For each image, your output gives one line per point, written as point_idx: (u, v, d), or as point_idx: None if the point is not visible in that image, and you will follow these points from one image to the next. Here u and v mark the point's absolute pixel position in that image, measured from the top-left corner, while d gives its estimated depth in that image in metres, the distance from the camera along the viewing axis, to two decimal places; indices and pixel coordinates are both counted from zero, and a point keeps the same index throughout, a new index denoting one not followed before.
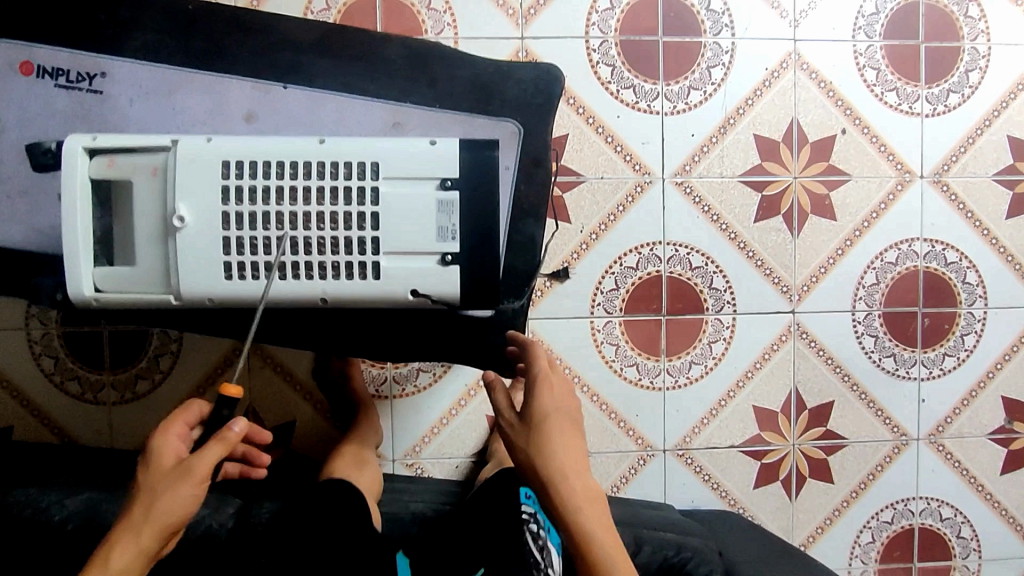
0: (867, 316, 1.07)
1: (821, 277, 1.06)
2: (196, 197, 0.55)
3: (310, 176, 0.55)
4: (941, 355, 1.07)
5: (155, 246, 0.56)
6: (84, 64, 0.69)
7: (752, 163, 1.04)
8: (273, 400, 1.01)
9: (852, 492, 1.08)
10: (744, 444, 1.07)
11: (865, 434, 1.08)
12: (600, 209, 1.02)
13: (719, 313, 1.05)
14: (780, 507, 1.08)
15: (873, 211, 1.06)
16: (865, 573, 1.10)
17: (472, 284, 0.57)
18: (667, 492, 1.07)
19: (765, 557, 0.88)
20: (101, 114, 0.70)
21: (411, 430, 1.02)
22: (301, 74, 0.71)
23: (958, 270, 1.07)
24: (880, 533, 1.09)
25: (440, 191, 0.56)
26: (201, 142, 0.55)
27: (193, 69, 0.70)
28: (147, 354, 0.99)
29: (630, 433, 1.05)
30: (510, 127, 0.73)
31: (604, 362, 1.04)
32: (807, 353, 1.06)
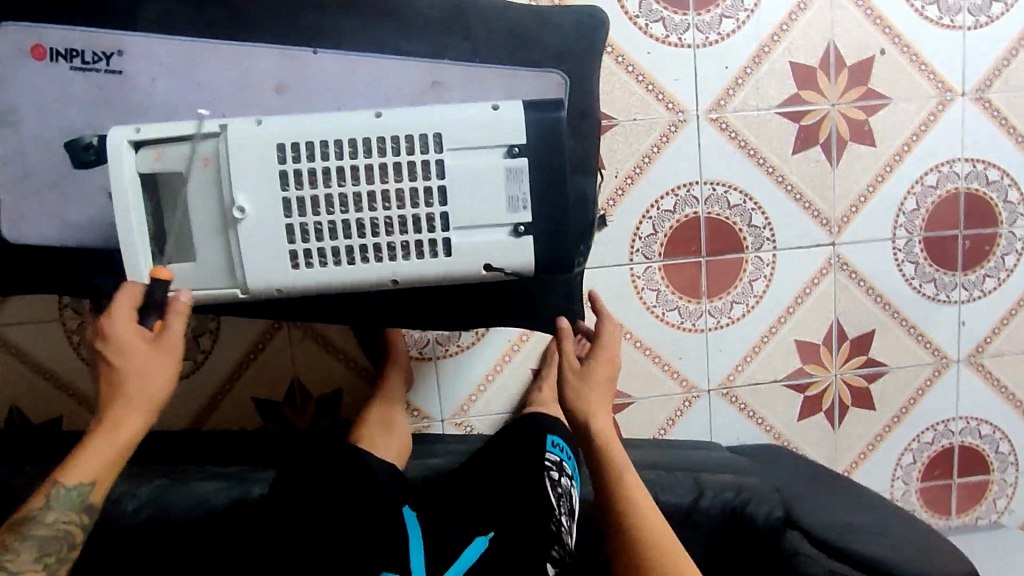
0: (907, 243, 1.05)
1: (861, 207, 1.04)
2: (254, 186, 0.52)
3: (371, 154, 0.52)
4: (982, 277, 1.07)
5: (215, 239, 0.53)
6: (98, 43, 0.65)
7: (789, 93, 1.00)
8: (317, 371, 1.00)
9: (894, 417, 1.10)
10: (787, 378, 1.08)
11: (906, 360, 1.08)
12: (634, 152, 0.99)
13: (758, 251, 1.04)
14: (823, 436, 1.10)
15: (913, 134, 1.03)
16: (906, 492, 1.13)
17: (545, 254, 0.56)
18: (713, 430, 1.09)
19: (817, 490, 0.90)
20: (124, 96, 0.66)
21: (457, 389, 1.03)
22: (331, 37, 0.67)
23: (999, 189, 1.05)
24: (922, 454, 1.11)
25: (508, 158, 0.53)
26: (251, 125, 0.52)
27: (216, 40, 0.66)
28: (186, 336, 0.98)
29: (674, 376, 1.05)
30: (554, 77, 0.69)
31: (645, 308, 1.03)
32: (848, 285, 1.06)
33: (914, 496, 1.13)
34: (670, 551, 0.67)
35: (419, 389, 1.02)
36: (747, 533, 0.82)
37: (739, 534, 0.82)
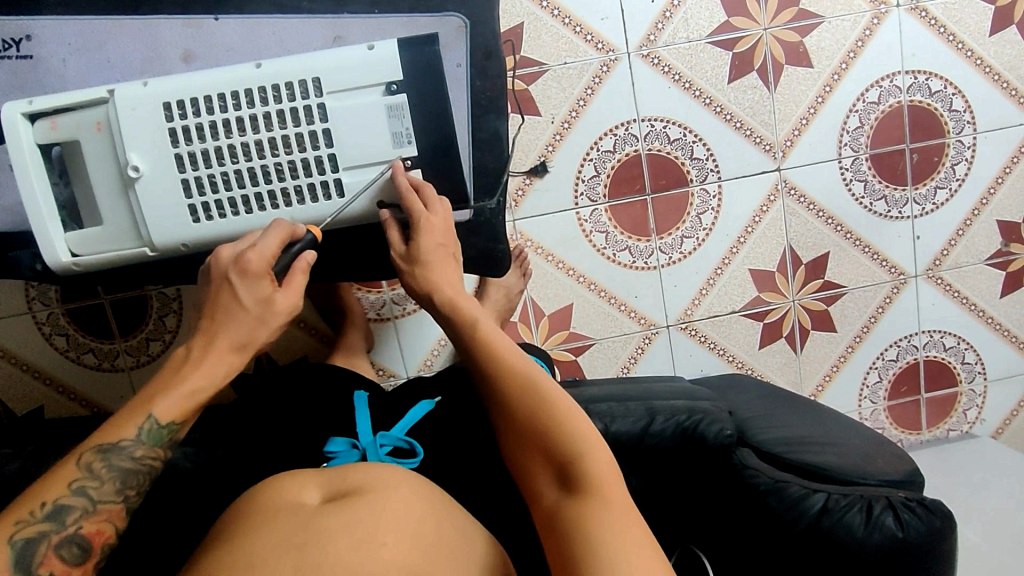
0: (854, 162, 1.05)
1: (804, 129, 1.04)
2: (146, 146, 0.54)
3: (254, 104, 0.55)
4: (933, 189, 1.07)
5: (118, 201, 0.56)
6: (6, 30, 0.67)
7: (719, 22, 1.00)
8: (280, 339, 1.03)
9: (856, 336, 1.11)
10: (745, 307, 1.08)
11: (863, 280, 1.09)
12: (569, 96, 1.00)
13: (704, 183, 1.04)
14: (787, 362, 1.11)
15: (850, 51, 1.02)
16: (875, 411, 1.14)
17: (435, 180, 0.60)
18: (676, 365, 1.10)
19: (772, 409, 0.91)
20: (38, 80, 0.68)
21: (419, 346, 1.05)
22: (230, 3, 0.69)
23: (944, 98, 1.04)
24: (887, 371, 1.13)
25: (387, 96, 0.56)
26: (137, 88, 0.55)
27: (119, 16, 0.68)
28: (151, 316, 1.01)
29: (632, 314, 1.07)
30: (455, 21, 0.70)
31: (596, 250, 1.04)
32: (797, 209, 1.06)
33: (884, 413, 1.14)
34: (586, 431, 0.56)
35: (382, 348, 1.04)
36: (699, 452, 0.78)
37: (692, 453, 0.78)
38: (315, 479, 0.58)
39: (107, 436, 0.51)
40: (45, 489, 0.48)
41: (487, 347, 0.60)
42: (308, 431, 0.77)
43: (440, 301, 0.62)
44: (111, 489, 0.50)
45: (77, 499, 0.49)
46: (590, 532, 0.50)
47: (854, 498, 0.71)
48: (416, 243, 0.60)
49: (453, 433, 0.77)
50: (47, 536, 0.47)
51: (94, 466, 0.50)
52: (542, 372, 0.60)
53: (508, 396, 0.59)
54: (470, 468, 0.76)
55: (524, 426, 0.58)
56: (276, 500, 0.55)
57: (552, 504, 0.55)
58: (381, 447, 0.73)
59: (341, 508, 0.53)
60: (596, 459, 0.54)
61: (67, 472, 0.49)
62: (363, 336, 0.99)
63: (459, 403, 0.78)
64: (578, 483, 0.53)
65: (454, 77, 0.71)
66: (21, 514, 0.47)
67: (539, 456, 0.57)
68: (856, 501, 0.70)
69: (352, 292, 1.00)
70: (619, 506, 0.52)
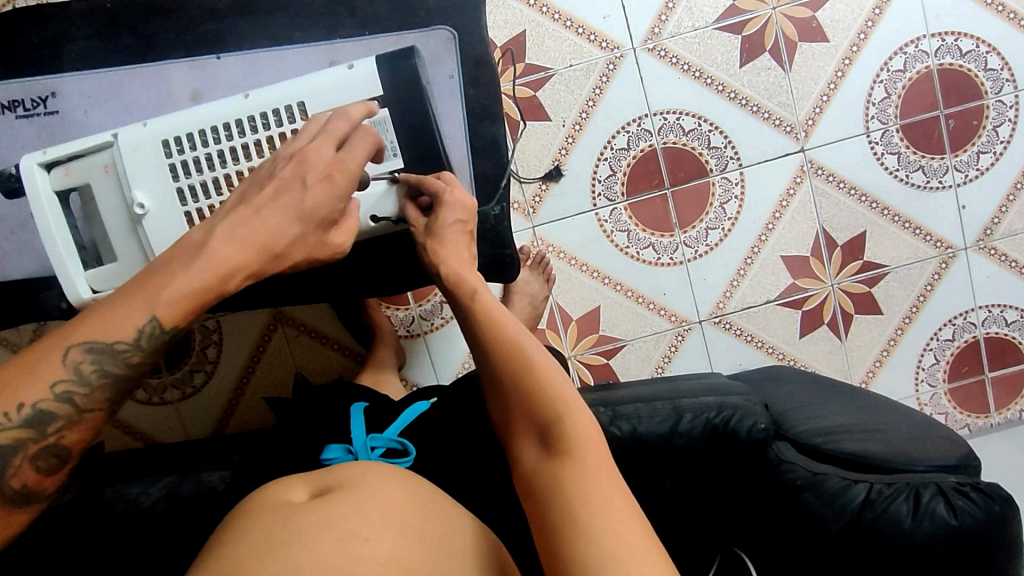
0: (885, 134, 1.00)
1: (826, 106, 1.00)
2: (149, 184, 0.59)
3: (245, 133, 0.60)
4: (975, 155, 1.01)
5: (129, 236, 0.61)
6: (34, 90, 0.72)
7: (725, 6, 0.98)
8: (314, 360, 1.05)
9: (905, 317, 1.05)
10: (781, 296, 1.04)
11: (907, 257, 1.03)
12: (577, 97, 0.99)
13: (724, 172, 1.01)
14: (831, 350, 1.06)
15: (868, 21, 0.98)
16: (935, 395, 1.07)
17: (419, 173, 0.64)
18: (713, 361, 1.07)
19: (812, 398, 0.87)
20: (65, 132, 0.73)
21: (450, 359, 1.05)
22: (230, 41, 0.72)
23: (977, 58, 0.98)
24: (944, 352, 1.06)
25: (370, 112, 0.61)
26: (138, 130, 0.60)
27: (132, 65, 0.72)
28: (194, 349, 1.04)
29: (661, 312, 1.04)
30: (443, 33, 0.71)
31: (618, 250, 1.03)
32: (827, 189, 1.02)
33: (945, 398, 1.07)
34: (573, 396, 0.54)
35: (413, 365, 1.05)
36: (731, 448, 0.75)
37: (722, 450, 0.75)
38: (304, 482, 0.58)
39: (97, 335, 0.48)
40: (22, 386, 0.45)
41: (481, 315, 0.59)
42: (307, 439, 0.77)
43: (446, 274, 0.63)
44: (99, 397, 0.48)
45: (60, 406, 0.47)
46: (572, 496, 0.47)
47: (899, 487, 0.67)
48: (438, 218, 0.63)
49: (450, 433, 0.77)
50: (23, 444, 0.46)
51: (81, 369, 0.47)
52: (531, 336, 0.58)
53: (494, 359, 0.56)
54: (476, 465, 0.75)
55: (508, 388, 0.55)
56: (263, 503, 0.54)
57: (533, 468, 0.52)
58: (373, 450, 0.73)
59: (327, 501, 0.52)
60: (578, 420, 0.52)
61: (48, 370, 0.46)
62: (393, 351, 1.00)
63: (455, 403, 0.78)
64: (558, 442, 0.51)
65: (447, 89, 0.72)
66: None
67: (523, 420, 0.55)
68: (902, 490, 0.66)
69: (380, 310, 1.02)
70: (601, 468, 0.49)
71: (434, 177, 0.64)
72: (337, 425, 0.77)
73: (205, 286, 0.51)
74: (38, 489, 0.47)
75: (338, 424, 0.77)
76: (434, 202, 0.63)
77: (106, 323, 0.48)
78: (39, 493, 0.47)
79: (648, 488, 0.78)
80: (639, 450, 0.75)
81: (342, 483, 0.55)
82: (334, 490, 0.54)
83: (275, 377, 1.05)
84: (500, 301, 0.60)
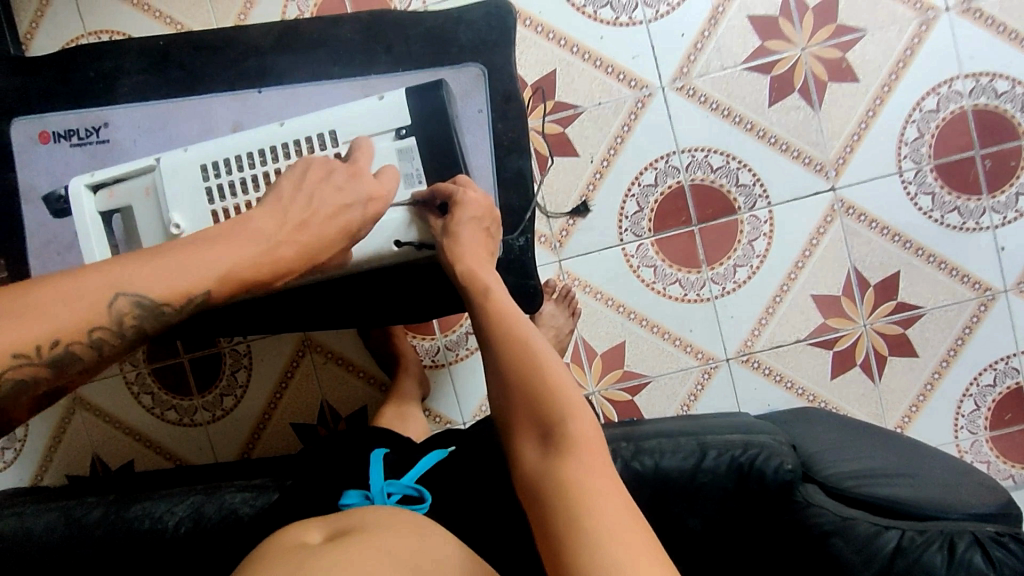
0: (918, 174, 0.99)
1: (856, 145, 0.99)
2: (186, 207, 0.62)
3: (279, 158, 0.62)
4: (1013, 196, 0.98)
5: None
6: (88, 120, 0.77)
7: (753, 47, 0.99)
8: (341, 389, 1.07)
9: (943, 361, 1.02)
10: (811, 336, 1.02)
11: (943, 299, 1.01)
12: (606, 134, 1.01)
13: (752, 210, 1.01)
14: (865, 393, 1.03)
15: (899, 61, 0.98)
16: (976, 444, 1.03)
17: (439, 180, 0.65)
18: (740, 401, 1.04)
19: (841, 441, 0.84)
20: (113, 160, 0.77)
21: (473, 391, 1.05)
22: (271, 76, 0.75)
23: (1013, 98, 0.97)
24: (985, 399, 1.02)
25: (397, 140, 0.63)
26: (179, 155, 0.63)
27: (179, 98, 0.76)
28: (225, 372, 1.06)
29: (687, 349, 1.03)
30: (473, 70, 0.74)
31: (644, 285, 1.02)
32: (858, 228, 1.00)
33: (987, 447, 1.03)
34: (579, 399, 0.53)
35: (436, 395, 1.06)
36: (758, 489, 0.73)
37: (752, 493, 0.73)
38: (320, 525, 0.56)
39: (148, 292, 0.47)
40: (62, 323, 0.44)
41: (496, 314, 0.58)
42: (323, 487, 0.75)
43: (461, 272, 0.62)
44: (120, 347, 0.48)
45: (87, 349, 0.46)
46: (576, 499, 0.47)
47: (932, 534, 0.64)
48: (453, 217, 0.63)
49: (467, 481, 0.76)
50: (36, 381, 0.45)
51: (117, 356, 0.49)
52: (541, 338, 0.57)
53: (501, 356, 0.55)
54: (496, 496, 0.75)
55: (511, 382, 0.54)
56: (281, 543, 0.52)
57: (532, 466, 0.51)
58: (388, 495, 0.71)
59: (345, 544, 0.50)
60: (580, 419, 0.52)
61: (92, 315, 0.46)
62: (415, 381, 1.00)
63: (471, 450, 0.77)
64: (559, 439, 0.51)
65: (476, 123, 0.74)
66: (28, 349, 0.43)
67: (524, 417, 0.53)
68: (935, 538, 0.64)
69: (405, 339, 1.03)
70: (603, 471, 0.49)
71: (450, 182, 0.64)
72: (353, 474, 0.76)
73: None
74: None
75: (353, 474, 0.76)
76: (450, 204, 0.64)
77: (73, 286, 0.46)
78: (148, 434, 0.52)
79: (669, 527, 0.76)
80: (663, 487, 0.74)
81: (358, 529, 0.54)
82: (350, 534, 0.53)
83: (301, 403, 1.07)
84: (514, 302, 0.60)
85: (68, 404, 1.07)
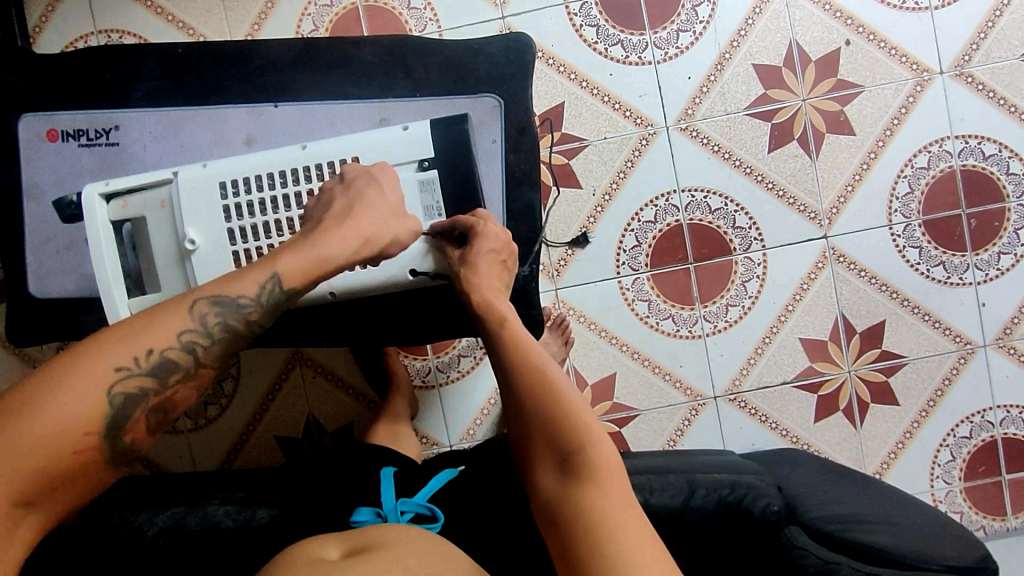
0: (907, 228, 1.02)
1: (850, 196, 1.02)
2: (201, 222, 0.62)
3: (299, 181, 0.63)
4: (995, 255, 1.02)
5: (175, 268, 0.63)
6: (99, 122, 0.76)
7: (757, 94, 1.02)
8: (329, 405, 1.06)
9: (922, 411, 1.04)
10: (797, 378, 1.04)
11: (926, 350, 1.04)
12: (609, 168, 1.02)
13: (747, 252, 1.03)
14: (846, 438, 1.05)
15: (894, 118, 1.01)
16: (950, 493, 1.05)
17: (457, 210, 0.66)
18: (725, 439, 1.06)
19: (824, 485, 0.86)
20: (121, 163, 0.77)
21: (463, 414, 1.05)
22: (288, 92, 0.76)
23: (999, 161, 1.01)
24: (960, 449, 1.05)
25: (420, 172, 0.64)
26: (198, 170, 0.63)
27: (193, 107, 0.76)
28: (211, 381, 1.05)
29: (677, 385, 1.05)
30: (489, 101, 0.75)
31: (639, 319, 1.04)
32: (848, 276, 1.03)
33: (961, 496, 1.05)
34: (596, 425, 0.54)
35: (425, 416, 1.05)
36: (744, 527, 0.74)
37: (739, 533, 0.75)
38: (334, 540, 0.56)
39: (223, 292, 0.51)
40: (152, 335, 0.48)
41: (512, 342, 0.58)
42: (336, 501, 0.78)
43: (476, 301, 0.62)
44: (214, 353, 0.51)
45: (182, 355, 0.49)
46: (600, 527, 0.47)
47: None
48: (473, 248, 0.63)
49: (477, 500, 0.76)
50: (145, 393, 0.47)
51: (205, 322, 0.50)
52: (556, 365, 0.57)
53: (519, 383, 0.55)
54: (501, 513, 0.74)
55: (530, 411, 0.54)
56: (296, 558, 0.52)
57: (551, 494, 0.52)
58: (402, 514, 0.72)
59: (363, 561, 0.50)
60: (601, 447, 0.52)
61: (177, 321, 0.49)
62: (408, 403, 1.00)
63: (481, 470, 0.79)
64: (581, 467, 0.51)
65: (490, 153, 0.76)
66: (126, 361, 0.47)
67: (543, 446, 0.53)
68: None
69: (398, 359, 1.03)
70: (626, 498, 0.50)
71: (471, 215, 0.65)
72: (366, 489, 0.78)
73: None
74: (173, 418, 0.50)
75: (365, 488, 0.78)
76: (470, 236, 0.64)
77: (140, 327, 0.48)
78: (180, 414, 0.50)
79: None
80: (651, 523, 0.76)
81: (376, 545, 0.54)
82: (370, 550, 0.53)
83: (288, 417, 1.06)
84: (530, 331, 0.60)
85: None
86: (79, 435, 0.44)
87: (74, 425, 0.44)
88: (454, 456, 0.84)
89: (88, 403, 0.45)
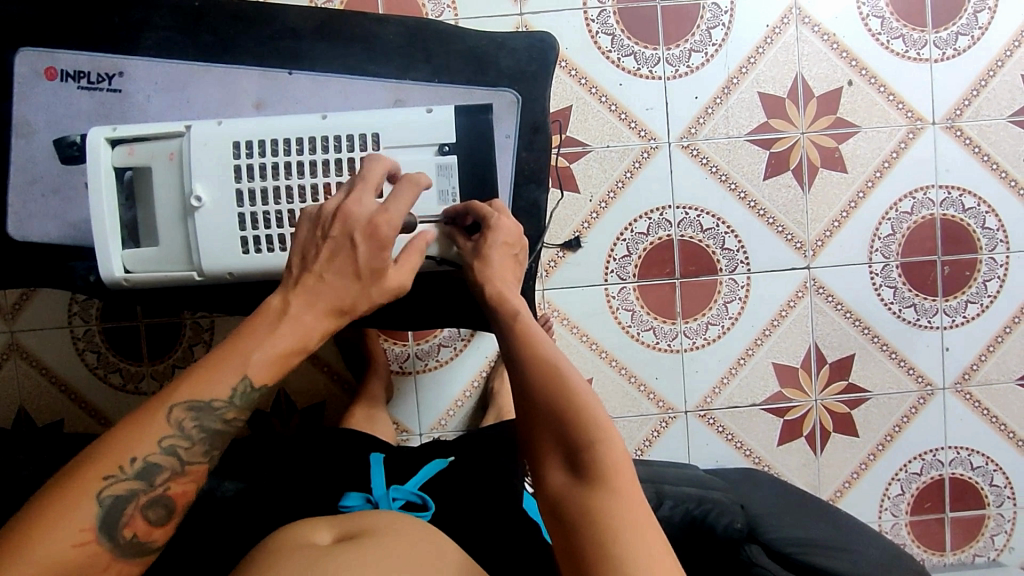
0: (885, 267, 1.06)
1: (835, 232, 1.06)
2: (210, 179, 0.61)
3: (316, 150, 0.62)
4: (963, 303, 1.07)
5: (177, 224, 0.63)
6: (103, 65, 0.74)
7: (759, 122, 1.04)
8: (302, 380, 1.04)
9: (879, 445, 1.09)
10: (766, 402, 1.08)
11: (889, 386, 1.08)
12: (609, 176, 1.04)
13: (733, 273, 1.06)
14: (805, 462, 1.09)
15: (885, 161, 1.05)
16: (896, 525, 1.10)
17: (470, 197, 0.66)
18: (691, 453, 1.09)
19: (783, 505, 0.88)
20: (122, 112, 0.74)
21: (437, 404, 1.05)
22: (304, 60, 0.75)
23: (977, 215, 1.06)
24: (910, 484, 1.09)
25: (439, 156, 0.64)
26: (212, 126, 0.62)
27: (205, 63, 0.74)
28: (181, 344, 1.02)
29: (650, 396, 1.07)
30: (508, 96, 0.75)
31: (621, 328, 1.05)
32: (824, 307, 1.07)
33: (905, 529, 1.10)
34: (606, 421, 0.53)
35: (398, 403, 1.05)
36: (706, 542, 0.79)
37: (699, 543, 0.79)
38: (324, 525, 0.57)
39: (198, 393, 0.49)
40: (133, 441, 0.47)
41: (524, 338, 0.58)
42: (325, 484, 0.78)
43: (489, 293, 0.63)
44: (200, 452, 0.50)
45: (168, 458, 0.49)
46: (606, 528, 0.48)
47: None
48: (485, 240, 0.64)
49: (466, 489, 0.77)
50: (135, 496, 0.47)
51: (185, 424, 0.49)
52: (568, 361, 0.57)
53: (531, 380, 0.55)
54: (489, 505, 0.74)
55: (541, 408, 0.54)
56: (287, 541, 0.53)
57: (556, 489, 0.52)
58: (393, 500, 0.74)
59: (359, 547, 0.50)
60: (610, 446, 0.52)
61: (156, 428, 0.48)
62: (383, 384, 1.00)
63: (472, 462, 0.80)
64: (590, 466, 0.51)
65: (502, 147, 0.76)
66: (111, 468, 0.47)
67: (553, 443, 0.53)
68: None
69: (378, 343, 1.02)
70: (633, 501, 0.50)
71: (485, 204, 0.65)
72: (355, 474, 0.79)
73: (290, 347, 0.53)
74: (146, 541, 0.49)
75: (355, 473, 0.79)
76: (483, 226, 0.65)
77: (130, 429, 0.48)
78: (150, 544, 0.49)
79: None
80: None
81: (368, 531, 0.54)
82: (361, 536, 0.53)
83: None
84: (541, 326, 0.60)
85: (3, 348, 1.01)
86: (69, 548, 0.44)
87: (70, 532, 0.44)
88: (441, 446, 0.84)
89: (78, 517, 0.45)
